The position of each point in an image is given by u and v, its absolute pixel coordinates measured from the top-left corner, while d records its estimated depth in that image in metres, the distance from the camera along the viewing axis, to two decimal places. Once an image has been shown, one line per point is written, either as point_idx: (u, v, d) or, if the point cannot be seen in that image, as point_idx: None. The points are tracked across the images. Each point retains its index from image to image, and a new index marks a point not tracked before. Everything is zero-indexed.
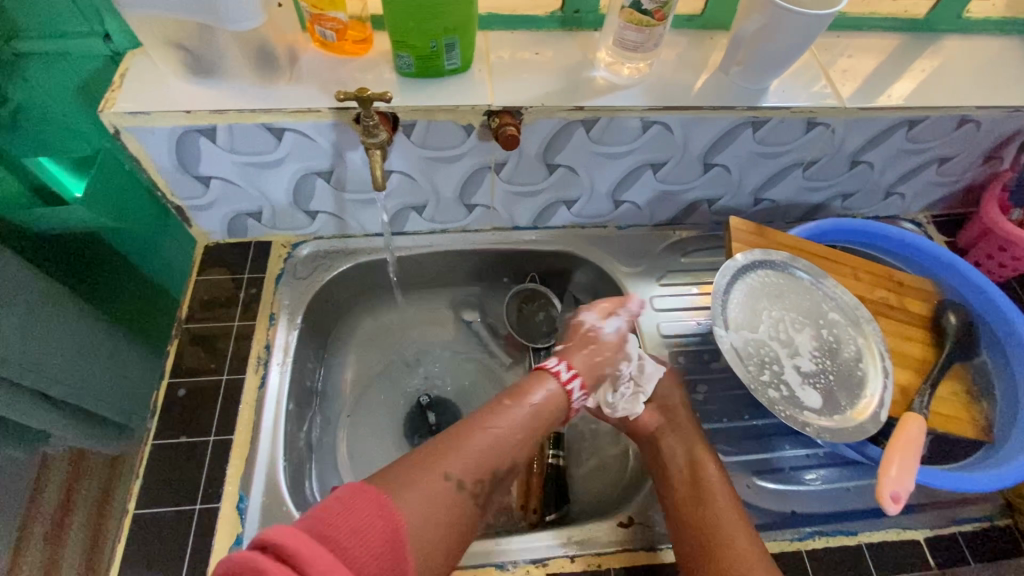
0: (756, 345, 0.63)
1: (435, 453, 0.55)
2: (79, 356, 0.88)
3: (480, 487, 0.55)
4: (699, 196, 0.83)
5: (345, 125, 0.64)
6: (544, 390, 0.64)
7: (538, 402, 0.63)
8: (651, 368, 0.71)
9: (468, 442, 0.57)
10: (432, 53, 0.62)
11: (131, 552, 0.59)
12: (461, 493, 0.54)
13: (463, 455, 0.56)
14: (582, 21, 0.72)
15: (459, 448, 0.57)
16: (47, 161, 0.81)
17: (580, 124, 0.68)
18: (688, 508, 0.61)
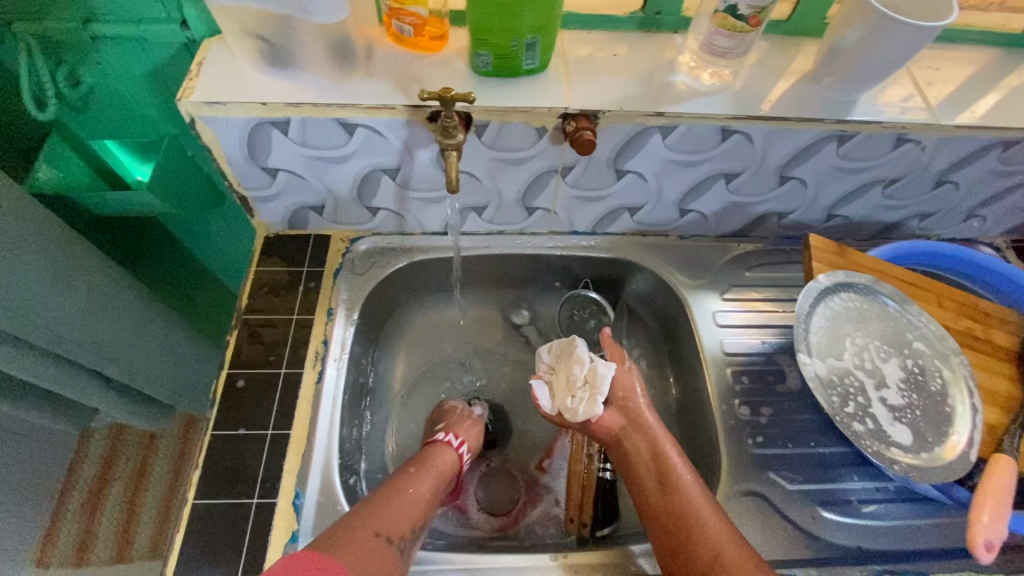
0: (838, 373, 0.62)
1: (375, 513, 0.58)
2: (137, 337, 0.89)
3: (404, 542, 0.58)
4: (769, 209, 0.80)
5: (418, 123, 0.62)
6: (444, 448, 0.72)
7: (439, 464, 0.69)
8: (603, 369, 0.70)
9: (394, 503, 0.61)
10: (512, 52, 0.61)
11: (189, 542, 0.59)
12: (390, 547, 0.56)
13: (387, 516, 0.59)
14: (662, 24, 0.70)
15: (389, 501, 0.61)
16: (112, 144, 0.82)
17: (657, 130, 0.66)
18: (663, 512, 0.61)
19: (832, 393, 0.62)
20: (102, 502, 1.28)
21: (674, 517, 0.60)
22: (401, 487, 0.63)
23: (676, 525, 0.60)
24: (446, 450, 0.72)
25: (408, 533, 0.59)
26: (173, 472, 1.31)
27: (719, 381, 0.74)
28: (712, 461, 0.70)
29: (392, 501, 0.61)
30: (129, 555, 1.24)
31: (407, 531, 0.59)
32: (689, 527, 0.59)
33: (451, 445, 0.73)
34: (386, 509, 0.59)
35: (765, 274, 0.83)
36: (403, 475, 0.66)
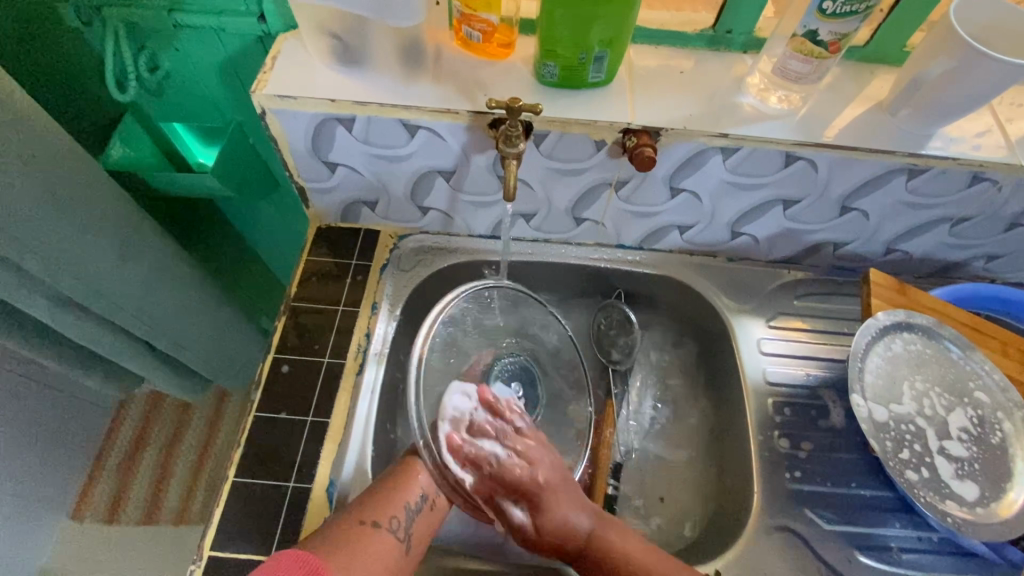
0: (893, 419, 0.62)
1: (374, 500, 0.57)
2: (189, 313, 0.92)
3: (398, 523, 0.56)
4: (826, 238, 0.77)
5: (478, 128, 0.63)
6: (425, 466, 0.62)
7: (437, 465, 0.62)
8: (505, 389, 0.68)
9: (396, 489, 0.58)
10: (579, 65, 0.60)
11: (227, 518, 0.61)
12: (383, 532, 0.55)
13: (388, 501, 0.57)
14: (731, 43, 0.69)
15: (382, 487, 0.58)
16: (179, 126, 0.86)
17: (718, 151, 0.64)
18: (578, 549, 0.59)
19: (886, 437, 0.62)
20: (136, 464, 1.33)
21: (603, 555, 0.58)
22: (401, 472, 0.60)
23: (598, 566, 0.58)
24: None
25: (403, 514, 0.57)
26: (202, 445, 1.35)
27: (758, 410, 0.72)
28: (745, 491, 0.69)
29: (394, 486, 0.59)
30: (156, 518, 1.29)
31: (403, 512, 0.57)
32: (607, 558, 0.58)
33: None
34: (391, 494, 0.58)
35: (815, 305, 0.81)
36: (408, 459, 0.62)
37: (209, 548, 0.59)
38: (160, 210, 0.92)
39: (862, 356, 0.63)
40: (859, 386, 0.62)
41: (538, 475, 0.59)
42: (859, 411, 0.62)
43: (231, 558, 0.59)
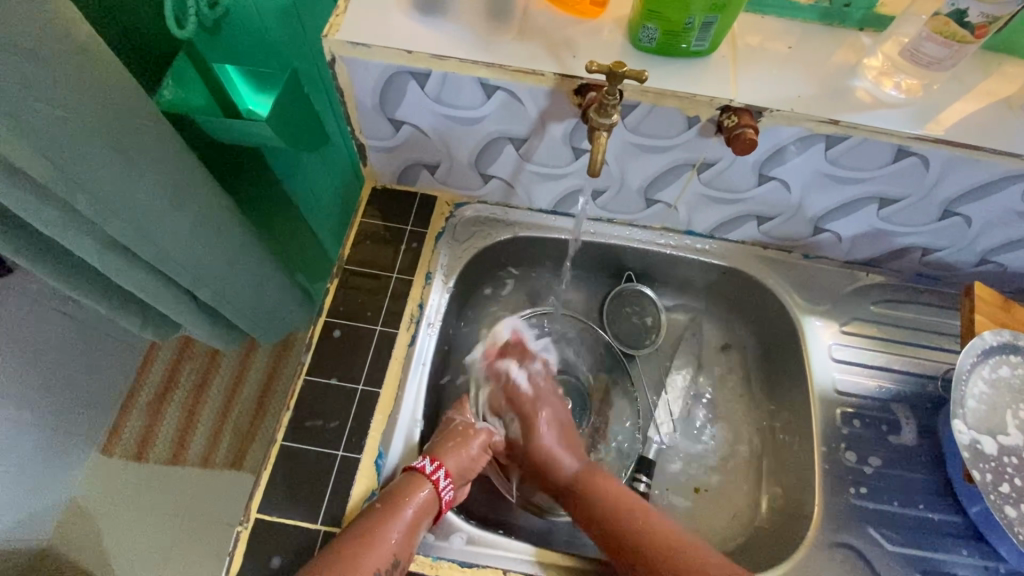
0: (995, 443, 0.59)
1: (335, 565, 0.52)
2: (231, 267, 0.90)
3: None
4: (917, 243, 0.72)
5: (563, 95, 0.58)
6: (416, 497, 0.58)
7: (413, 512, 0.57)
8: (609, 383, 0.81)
9: (362, 551, 0.53)
10: (684, 30, 0.54)
11: (275, 481, 0.60)
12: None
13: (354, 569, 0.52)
14: (847, 18, 0.62)
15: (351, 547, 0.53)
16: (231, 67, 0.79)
17: (823, 139, 0.59)
18: (596, 524, 0.62)
19: (982, 467, 0.59)
20: (165, 405, 1.32)
21: (614, 504, 0.62)
22: (368, 534, 0.54)
23: (613, 516, 0.61)
24: (422, 487, 0.59)
25: None
26: (229, 391, 1.33)
27: (824, 419, 0.70)
28: (803, 502, 0.67)
29: (361, 551, 0.53)
30: (183, 459, 1.29)
31: None
32: (622, 516, 0.61)
33: (425, 476, 0.59)
34: (354, 560, 0.52)
35: (894, 312, 0.75)
36: (374, 513, 0.55)
37: (256, 509, 0.59)
38: (207, 157, 0.84)
39: (966, 376, 0.61)
40: (961, 410, 0.60)
41: (567, 459, 0.68)
42: (959, 438, 0.60)
43: (279, 521, 0.58)
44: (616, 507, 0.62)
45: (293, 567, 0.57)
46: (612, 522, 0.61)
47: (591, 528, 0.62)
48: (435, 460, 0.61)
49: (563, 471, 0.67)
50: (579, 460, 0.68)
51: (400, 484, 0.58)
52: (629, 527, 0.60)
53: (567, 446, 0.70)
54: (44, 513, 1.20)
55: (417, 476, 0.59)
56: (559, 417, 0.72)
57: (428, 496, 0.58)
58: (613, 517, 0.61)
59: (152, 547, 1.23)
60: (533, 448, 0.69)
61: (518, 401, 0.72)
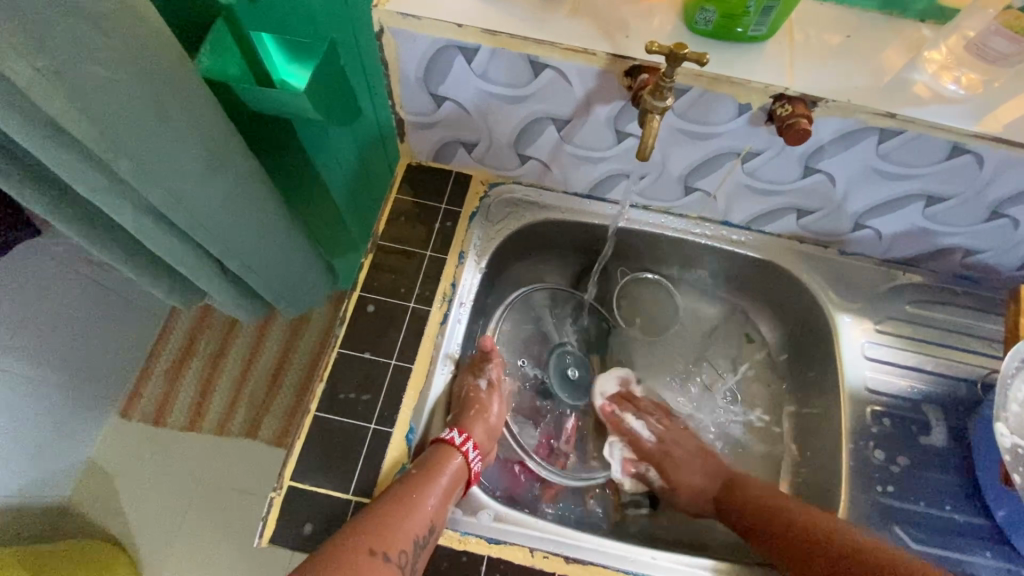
0: None
1: (377, 524, 0.53)
2: (260, 237, 0.89)
3: (407, 556, 0.52)
4: (960, 244, 0.70)
5: (613, 75, 0.57)
6: (449, 466, 0.59)
7: (448, 481, 0.58)
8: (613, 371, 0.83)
9: (404, 513, 0.54)
10: (743, 13, 0.52)
11: (308, 450, 0.61)
12: (393, 567, 0.51)
13: (396, 529, 0.53)
14: (907, 9, 0.60)
15: (394, 507, 0.54)
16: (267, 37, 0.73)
17: (877, 131, 0.58)
18: (751, 514, 0.64)
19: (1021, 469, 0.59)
20: (184, 372, 1.34)
21: (737, 487, 0.68)
22: (407, 496, 0.55)
23: (770, 507, 0.63)
24: (452, 456, 0.61)
25: (411, 547, 0.53)
26: (247, 360, 1.35)
27: (853, 417, 0.70)
28: (828, 498, 0.68)
29: (401, 513, 0.54)
30: (200, 426, 1.30)
31: (410, 546, 0.53)
32: (767, 498, 0.64)
33: (456, 447, 0.62)
34: (395, 521, 0.53)
35: (929, 312, 0.74)
36: (411, 478, 0.57)
37: (289, 476, 0.60)
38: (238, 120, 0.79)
39: (1011, 378, 0.62)
40: (1005, 414, 0.61)
41: (694, 476, 0.72)
42: (1001, 441, 0.60)
43: (312, 490, 0.59)
44: (760, 493, 0.66)
45: (325, 535, 0.58)
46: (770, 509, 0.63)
47: (770, 521, 0.61)
48: (461, 431, 0.64)
49: (681, 479, 0.72)
50: (707, 475, 0.71)
51: (434, 454, 0.60)
52: (782, 517, 0.61)
53: (683, 457, 0.74)
54: (65, 472, 1.22)
55: (448, 446, 0.61)
56: (677, 437, 0.76)
57: (459, 464, 0.60)
58: (759, 497, 0.65)
59: (169, 511, 1.25)
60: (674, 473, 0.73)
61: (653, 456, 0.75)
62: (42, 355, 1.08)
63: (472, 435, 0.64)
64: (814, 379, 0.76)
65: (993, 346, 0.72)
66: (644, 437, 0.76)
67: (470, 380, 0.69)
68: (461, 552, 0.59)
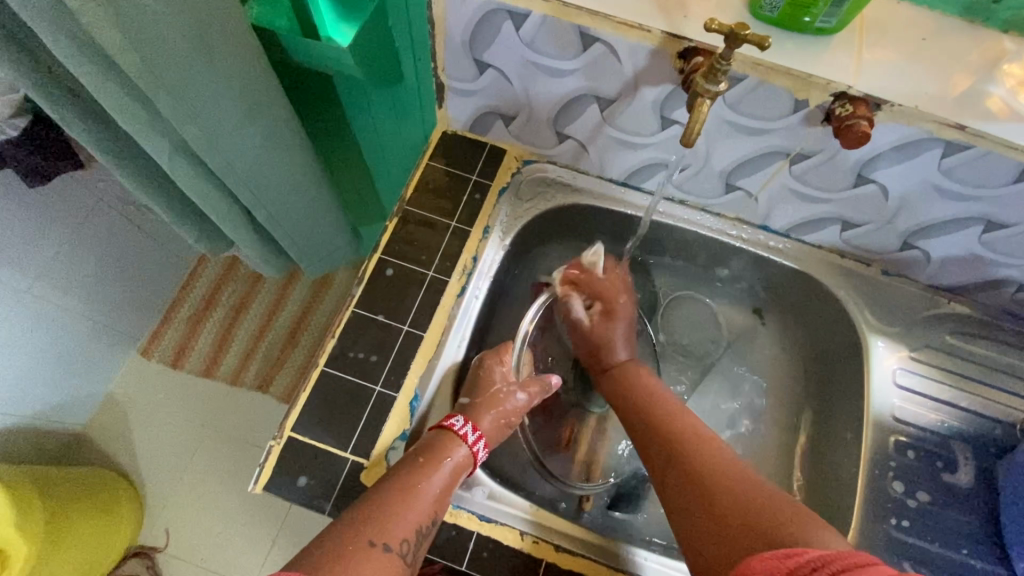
0: None
1: (380, 512, 0.50)
2: (290, 193, 0.89)
3: (409, 547, 0.50)
4: (1014, 277, 0.65)
5: (664, 56, 0.54)
6: (451, 458, 0.56)
7: (450, 470, 0.56)
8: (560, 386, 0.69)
9: (404, 503, 0.51)
10: (813, 1, 0.49)
11: (311, 405, 0.61)
12: (394, 558, 0.48)
13: (397, 520, 0.50)
14: (991, 17, 0.56)
15: (398, 495, 0.51)
16: None
17: (942, 143, 0.54)
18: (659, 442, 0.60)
19: None
20: (205, 318, 1.36)
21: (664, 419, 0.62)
22: (411, 486, 0.52)
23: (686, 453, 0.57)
24: (456, 446, 0.58)
25: (414, 537, 0.50)
26: (267, 315, 1.37)
27: (873, 444, 0.67)
28: (838, 525, 0.65)
29: (404, 504, 0.51)
30: (215, 372, 1.33)
31: (413, 535, 0.51)
32: (683, 445, 0.58)
33: (464, 441, 0.58)
34: (395, 510, 0.50)
35: (970, 346, 0.70)
36: (411, 468, 0.54)
37: (290, 427, 0.60)
38: (282, 70, 0.79)
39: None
40: None
41: (621, 352, 0.72)
42: None
43: (312, 443, 0.59)
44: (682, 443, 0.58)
45: (318, 490, 0.58)
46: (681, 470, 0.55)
47: (688, 488, 0.54)
48: (469, 422, 0.60)
49: (613, 357, 0.71)
50: (630, 352, 0.72)
51: (436, 442, 0.57)
52: (707, 476, 0.53)
53: (627, 344, 0.73)
54: (84, 401, 1.27)
55: (456, 437, 0.58)
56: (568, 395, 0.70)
57: (463, 454, 0.57)
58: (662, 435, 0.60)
59: (176, 450, 1.28)
60: (604, 327, 0.72)
61: (605, 295, 0.74)
62: (73, 285, 1.12)
63: (481, 429, 0.61)
64: (838, 401, 0.73)
65: None
66: (516, 404, 0.64)
67: (501, 379, 0.65)
68: (451, 525, 0.58)
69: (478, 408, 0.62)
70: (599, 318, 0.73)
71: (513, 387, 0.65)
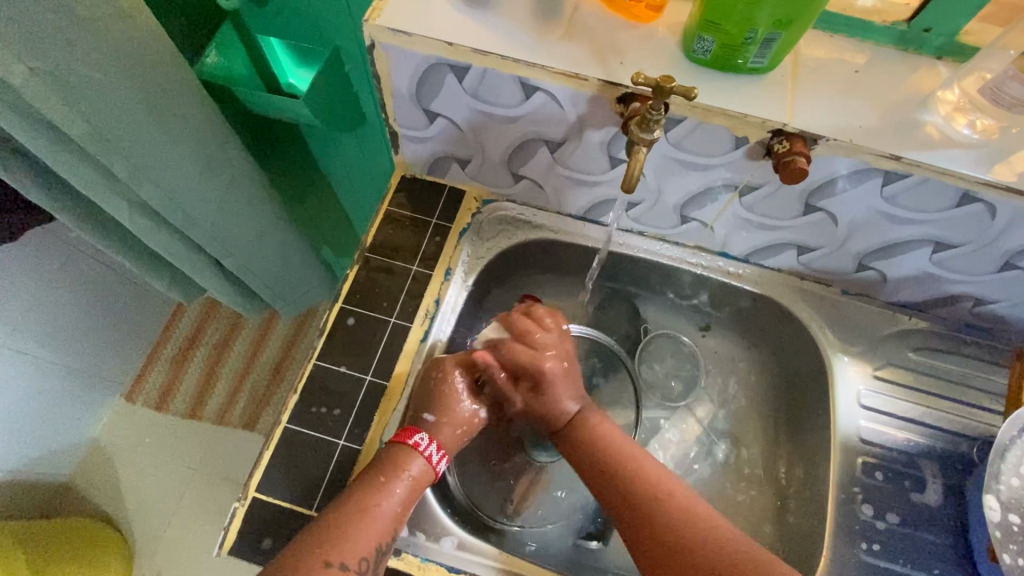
0: None
1: (339, 532, 0.50)
2: (257, 241, 0.90)
3: (368, 564, 0.51)
4: (970, 293, 0.66)
5: (604, 102, 0.55)
6: (409, 473, 0.56)
7: (412, 484, 0.56)
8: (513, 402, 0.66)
9: (360, 525, 0.51)
10: (743, 44, 0.50)
11: (275, 463, 0.61)
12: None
13: (355, 540, 0.50)
14: (924, 44, 0.57)
15: (357, 515, 0.52)
16: (276, 42, 0.72)
17: (882, 173, 0.55)
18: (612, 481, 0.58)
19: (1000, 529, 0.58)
20: (186, 362, 1.35)
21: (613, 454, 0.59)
22: (371, 505, 0.53)
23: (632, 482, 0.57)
24: (413, 459, 0.57)
25: (374, 555, 0.51)
26: (249, 354, 1.36)
27: (843, 467, 0.67)
28: (811, 550, 0.65)
29: (362, 522, 0.52)
30: (198, 416, 1.32)
31: (373, 553, 0.51)
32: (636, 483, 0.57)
33: (417, 451, 0.57)
34: (352, 531, 0.51)
35: (934, 362, 0.70)
36: (370, 487, 0.54)
37: (254, 487, 0.60)
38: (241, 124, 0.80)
39: (1006, 447, 0.60)
40: (996, 486, 0.59)
41: (571, 404, 0.63)
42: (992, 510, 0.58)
43: (277, 503, 0.59)
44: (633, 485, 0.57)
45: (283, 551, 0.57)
46: (641, 506, 0.55)
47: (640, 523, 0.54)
48: (433, 440, 0.59)
49: (561, 414, 0.63)
50: (579, 401, 0.63)
51: (395, 456, 0.57)
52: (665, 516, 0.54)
53: (573, 390, 0.63)
54: (66, 452, 1.25)
55: (410, 449, 0.57)
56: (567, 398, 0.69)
57: (422, 468, 0.57)
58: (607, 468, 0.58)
59: (160, 498, 1.27)
60: (538, 404, 0.63)
61: (531, 368, 0.62)
62: (50, 337, 1.11)
63: (443, 446, 0.59)
64: (807, 423, 0.73)
65: (999, 403, 0.68)
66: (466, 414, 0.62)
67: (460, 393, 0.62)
68: None
69: (438, 424, 0.60)
70: (531, 394, 0.63)
71: (470, 398, 0.62)
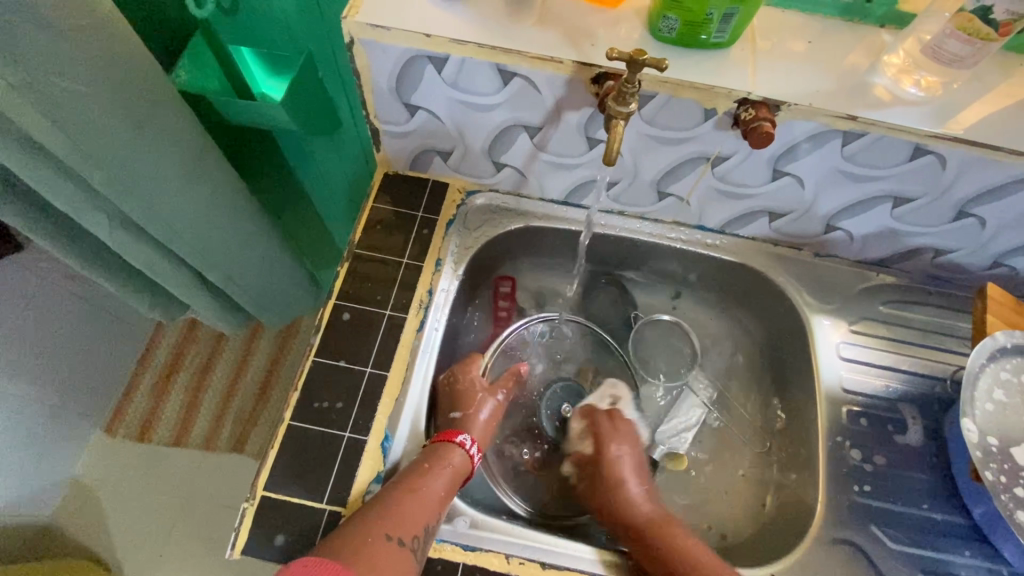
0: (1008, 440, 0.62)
1: (394, 510, 0.53)
2: (241, 253, 0.89)
3: (420, 543, 0.53)
4: (929, 244, 0.71)
5: (580, 83, 0.58)
6: (448, 464, 0.59)
7: (455, 472, 0.59)
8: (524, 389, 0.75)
9: (411, 503, 0.54)
10: (705, 21, 0.54)
11: (281, 461, 0.61)
12: (406, 554, 0.51)
13: (407, 518, 0.53)
14: (868, 15, 0.62)
15: (408, 493, 0.54)
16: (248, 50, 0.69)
17: (841, 134, 0.59)
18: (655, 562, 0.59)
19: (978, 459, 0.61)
20: (170, 386, 1.33)
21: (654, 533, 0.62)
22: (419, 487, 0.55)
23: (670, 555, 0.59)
24: (453, 451, 0.61)
25: (423, 535, 0.53)
26: (234, 373, 1.34)
27: (829, 417, 0.70)
28: (807, 499, 0.68)
29: (414, 502, 0.54)
30: (185, 441, 1.29)
31: (422, 533, 0.53)
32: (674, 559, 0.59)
33: (456, 444, 0.61)
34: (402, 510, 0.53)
35: (903, 312, 0.75)
36: (415, 471, 0.57)
37: (262, 487, 0.59)
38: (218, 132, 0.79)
39: (976, 375, 0.64)
40: (972, 411, 0.63)
41: (633, 487, 0.67)
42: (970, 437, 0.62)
43: (286, 500, 0.59)
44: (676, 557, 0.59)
45: (297, 546, 0.57)
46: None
47: None
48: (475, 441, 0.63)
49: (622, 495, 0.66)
50: (641, 483, 0.67)
51: (434, 450, 0.60)
52: None
53: (635, 473, 0.68)
54: (49, 490, 1.20)
55: (446, 443, 0.61)
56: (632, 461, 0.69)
57: (462, 458, 0.60)
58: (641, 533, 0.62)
59: (152, 528, 1.23)
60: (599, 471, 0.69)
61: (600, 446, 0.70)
62: (27, 374, 1.07)
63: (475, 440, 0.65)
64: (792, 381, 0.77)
65: (964, 344, 0.73)
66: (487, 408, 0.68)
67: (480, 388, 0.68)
68: (436, 560, 0.58)
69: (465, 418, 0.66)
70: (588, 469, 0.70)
71: (486, 392, 0.68)
